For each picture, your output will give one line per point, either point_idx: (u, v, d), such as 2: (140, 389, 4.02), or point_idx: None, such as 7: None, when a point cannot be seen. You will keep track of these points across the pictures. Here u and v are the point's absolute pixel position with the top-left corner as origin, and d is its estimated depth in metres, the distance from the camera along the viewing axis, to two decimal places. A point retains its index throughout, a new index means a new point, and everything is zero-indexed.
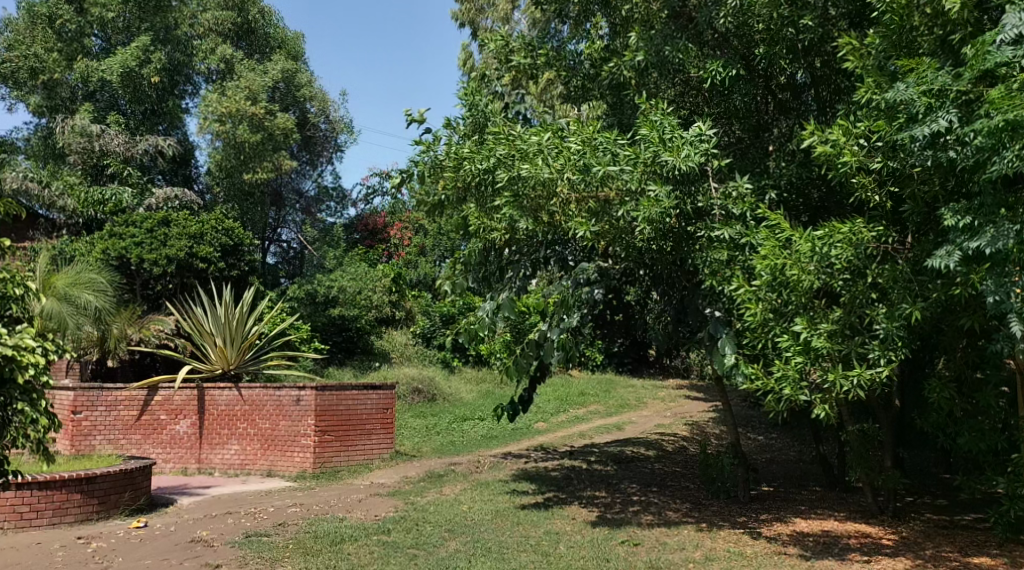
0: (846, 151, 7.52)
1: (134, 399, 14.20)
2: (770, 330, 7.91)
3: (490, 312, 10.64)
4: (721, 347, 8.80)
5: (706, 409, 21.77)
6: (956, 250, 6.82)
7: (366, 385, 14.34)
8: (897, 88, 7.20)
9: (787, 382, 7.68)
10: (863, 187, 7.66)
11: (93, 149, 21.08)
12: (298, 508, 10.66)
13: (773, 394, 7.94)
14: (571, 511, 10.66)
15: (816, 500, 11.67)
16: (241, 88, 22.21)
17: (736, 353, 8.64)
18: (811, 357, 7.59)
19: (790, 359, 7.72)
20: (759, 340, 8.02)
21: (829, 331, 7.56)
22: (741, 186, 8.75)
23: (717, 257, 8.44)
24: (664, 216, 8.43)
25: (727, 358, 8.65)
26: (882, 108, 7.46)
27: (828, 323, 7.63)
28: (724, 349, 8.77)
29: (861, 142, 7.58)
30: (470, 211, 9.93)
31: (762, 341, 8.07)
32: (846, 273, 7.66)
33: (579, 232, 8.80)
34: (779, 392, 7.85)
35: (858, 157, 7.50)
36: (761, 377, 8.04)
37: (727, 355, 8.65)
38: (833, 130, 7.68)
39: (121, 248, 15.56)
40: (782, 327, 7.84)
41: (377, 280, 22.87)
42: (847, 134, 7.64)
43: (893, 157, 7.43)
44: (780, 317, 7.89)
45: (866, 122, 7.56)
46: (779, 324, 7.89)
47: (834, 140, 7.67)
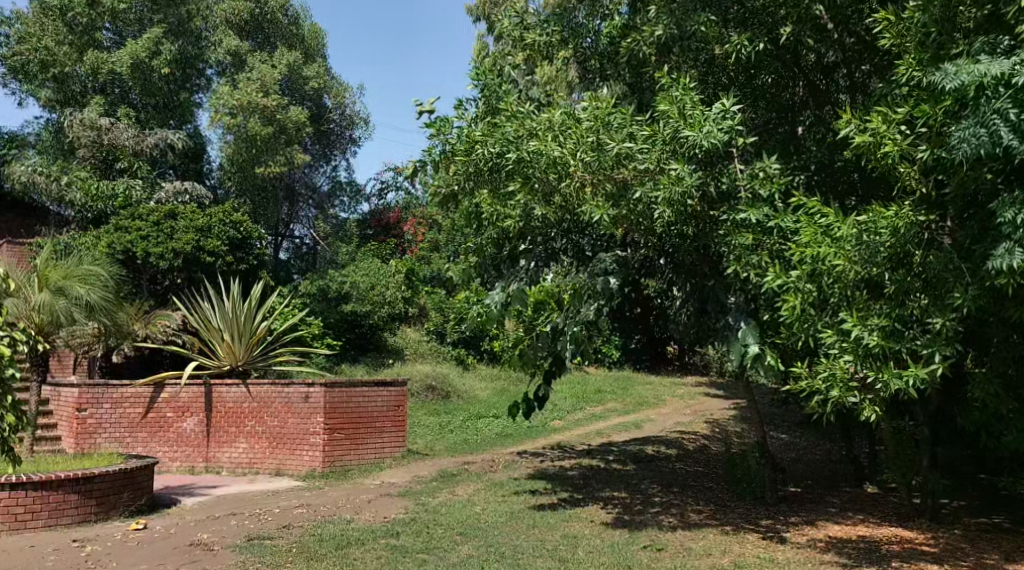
0: (886, 141, 7.15)
1: (140, 396, 13.83)
2: (813, 324, 7.42)
3: (499, 302, 10.14)
4: (741, 336, 8.32)
5: (727, 408, 21.23)
6: (1018, 249, 6.24)
7: (377, 381, 13.93)
8: (944, 69, 6.67)
9: (835, 384, 7.26)
10: (908, 177, 7.21)
11: (102, 142, 20.72)
12: (303, 509, 10.23)
13: (818, 396, 7.45)
14: (590, 513, 10.18)
15: (847, 502, 11.15)
16: (253, 80, 21.83)
17: (758, 344, 8.18)
18: (862, 355, 7.11)
19: (838, 357, 7.29)
20: (799, 336, 7.52)
21: (882, 328, 7.03)
22: (768, 166, 8.20)
23: (740, 242, 7.94)
24: (686, 198, 7.94)
25: (749, 350, 8.16)
26: (925, 88, 6.99)
27: (881, 318, 7.06)
28: (745, 338, 8.28)
29: (903, 129, 7.18)
30: (483, 197, 9.57)
31: (804, 336, 7.54)
32: (890, 257, 7.14)
33: (595, 217, 8.27)
34: (827, 394, 7.36)
35: (900, 146, 7.11)
36: (806, 377, 7.57)
37: (750, 346, 8.18)
38: (873, 118, 7.29)
39: (127, 241, 15.17)
40: (828, 321, 7.38)
41: (391, 276, 22.41)
42: (888, 120, 7.24)
43: (939, 144, 6.95)
44: (824, 310, 7.43)
45: (908, 107, 7.14)
46: (829, 320, 7.38)
47: (873, 129, 7.30)
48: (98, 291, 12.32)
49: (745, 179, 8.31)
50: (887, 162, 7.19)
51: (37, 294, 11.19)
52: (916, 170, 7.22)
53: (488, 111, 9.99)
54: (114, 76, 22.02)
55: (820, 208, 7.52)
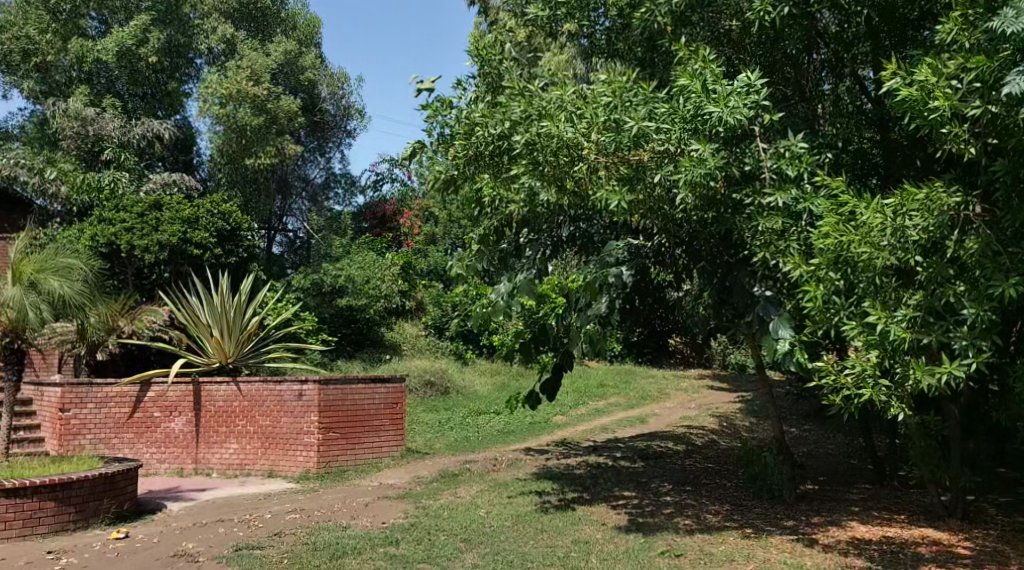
0: (936, 95, 6.31)
1: (126, 396, 13.20)
2: (839, 313, 6.80)
3: (504, 296, 9.34)
4: (772, 330, 7.62)
5: (734, 400, 20.66)
6: None
7: (373, 377, 13.33)
8: (1004, 12, 6.06)
9: (865, 379, 6.59)
10: (956, 138, 6.41)
11: (87, 133, 20.02)
12: (296, 514, 9.62)
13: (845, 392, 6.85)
14: (600, 515, 9.60)
15: (870, 501, 10.59)
16: (243, 68, 21.16)
17: (792, 339, 7.47)
18: (889, 350, 6.48)
19: (866, 352, 6.62)
20: (823, 327, 6.92)
21: (909, 318, 6.40)
22: (794, 144, 7.58)
23: (769, 226, 7.34)
24: (710, 180, 7.28)
25: (780, 345, 7.47)
26: (982, 44, 6.33)
27: (909, 308, 6.43)
28: (777, 333, 7.58)
29: (955, 84, 6.32)
30: (485, 181, 8.95)
31: (828, 327, 6.97)
32: (929, 242, 6.45)
33: (610, 203, 7.63)
34: (854, 389, 6.75)
35: (952, 101, 6.26)
36: (831, 371, 6.91)
37: (780, 342, 7.48)
38: (920, 70, 6.45)
39: (110, 234, 14.54)
40: (853, 311, 6.74)
41: (386, 269, 21.74)
42: (937, 74, 6.40)
43: (994, 101, 6.16)
44: (849, 299, 6.81)
45: (960, 60, 6.36)
46: (855, 309, 6.75)
47: (921, 82, 6.45)
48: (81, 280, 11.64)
49: (769, 157, 7.71)
50: (933, 120, 6.36)
51: (8, 290, 10.66)
52: (967, 133, 6.42)
53: (490, 90, 9.38)
54: (100, 65, 21.38)
55: (851, 200, 6.72)
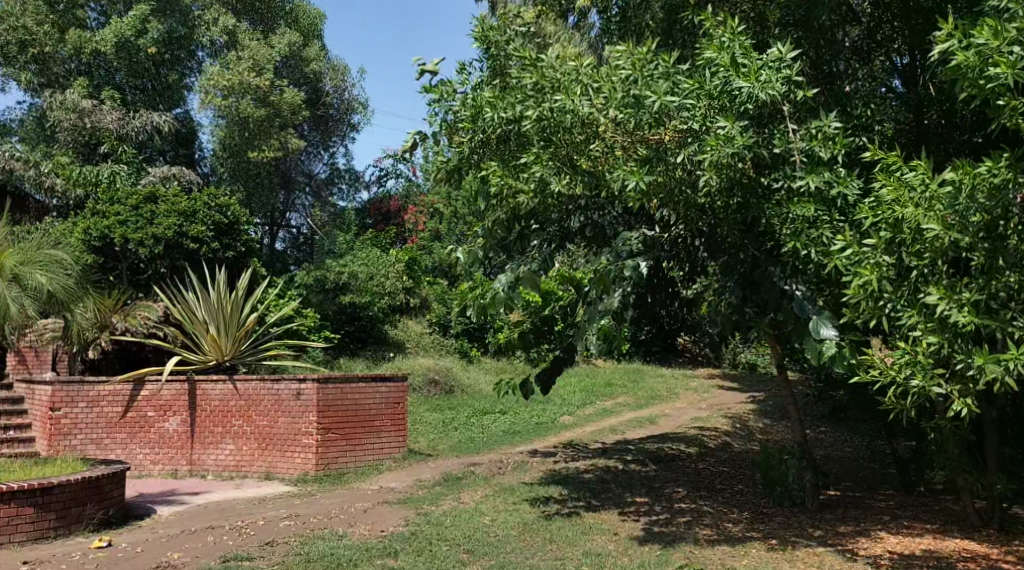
0: (999, 60, 5.74)
1: (118, 395, 12.71)
2: (892, 303, 6.31)
3: (505, 284, 8.74)
4: (815, 329, 7.19)
5: (746, 401, 20.10)
6: None
7: (375, 376, 12.82)
8: None
9: (917, 371, 6.04)
10: (1014, 111, 5.86)
11: (84, 126, 19.51)
12: (291, 521, 9.11)
13: (894, 386, 6.27)
14: (613, 524, 9.10)
15: (896, 509, 10.05)
16: (245, 58, 20.72)
17: (839, 339, 7.08)
18: (949, 336, 5.92)
19: (922, 341, 6.06)
20: (871, 318, 6.40)
21: (973, 303, 5.87)
22: (827, 124, 7.20)
23: (801, 214, 6.97)
24: (737, 160, 6.95)
25: (828, 347, 7.05)
26: None
27: (971, 293, 5.91)
28: (821, 332, 7.16)
29: (1016, 49, 5.75)
30: (492, 167, 8.44)
31: (879, 318, 6.44)
32: (994, 223, 5.94)
33: (630, 183, 7.21)
34: (904, 385, 6.15)
35: (1015, 67, 5.70)
36: (880, 365, 6.36)
37: (827, 343, 7.06)
38: (979, 32, 5.91)
39: (104, 227, 14.04)
40: (909, 298, 6.25)
41: (390, 266, 21.18)
42: (998, 36, 5.84)
43: None
44: (903, 287, 6.34)
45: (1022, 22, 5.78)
46: (912, 296, 6.26)
47: (978, 46, 5.93)
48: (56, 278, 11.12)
49: (800, 139, 7.33)
50: (992, 88, 5.82)
51: None
52: None
53: (497, 74, 8.87)
54: (98, 57, 20.97)
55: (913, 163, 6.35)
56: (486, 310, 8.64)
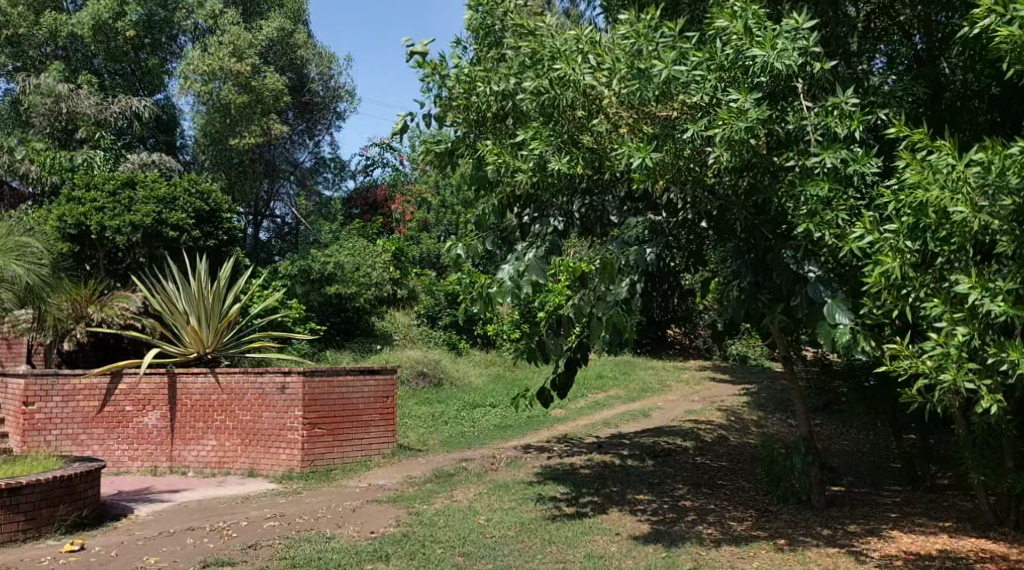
0: None
1: (94, 389, 12.19)
2: (914, 291, 5.88)
3: (513, 275, 8.24)
4: (829, 315, 6.86)
5: (739, 393, 19.74)
6: None
7: (361, 369, 12.32)
8: None
9: (947, 364, 5.63)
10: None
11: (60, 111, 18.86)
12: (273, 523, 8.64)
13: (922, 379, 5.87)
14: (614, 523, 8.70)
15: (905, 506, 9.70)
16: (225, 43, 20.14)
17: (853, 324, 6.74)
18: (981, 327, 5.55)
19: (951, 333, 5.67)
20: (896, 308, 6.03)
21: (1009, 293, 5.37)
22: (844, 101, 6.79)
23: (816, 192, 6.57)
24: (752, 135, 6.58)
25: (842, 333, 6.72)
26: None
27: (1005, 281, 5.45)
28: (836, 317, 6.82)
29: None
30: (488, 146, 7.97)
31: (902, 307, 6.03)
32: None
33: (635, 160, 6.87)
34: (935, 378, 5.73)
35: None
36: (907, 356, 5.96)
37: (841, 328, 6.73)
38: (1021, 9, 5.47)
39: (79, 215, 13.50)
40: (933, 286, 5.82)
41: (377, 256, 20.66)
42: None
43: None
44: (928, 274, 5.91)
45: None
46: (937, 285, 5.82)
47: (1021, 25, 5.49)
48: (24, 264, 10.58)
49: (815, 116, 6.95)
50: None
51: None
52: None
53: (495, 52, 8.44)
54: (73, 40, 20.39)
55: (939, 144, 5.88)
56: (494, 302, 8.11)
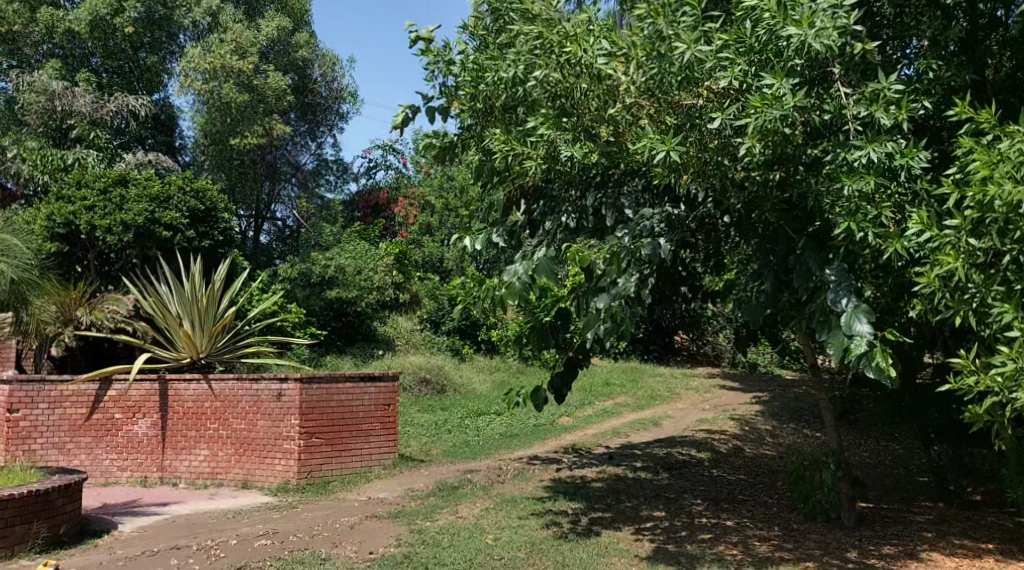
0: None
1: (83, 395, 11.62)
2: (981, 296, 5.37)
3: (520, 273, 7.61)
4: (846, 324, 6.06)
5: (751, 402, 19.13)
6: None
7: (362, 375, 11.75)
8: None
9: (1019, 378, 5.12)
10: None
11: (54, 108, 18.16)
12: (265, 541, 8.06)
13: (993, 395, 5.32)
14: (630, 543, 8.11)
15: (940, 525, 9.11)
16: (226, 42, 19.59)
17: (872, 338, 5.94)
18: None
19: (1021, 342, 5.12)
20: (958, 315, 5.49)
21: None
22: (887, 87, 6.18)
23: (857, 189, 5.90)
24: (788, 125, 5.97)
25: (858, 344, 5.93)
26: None
27: None
28: (853, 327, 6.02)
29: None
30: (495, 136, 7.34)
31: (965, 313, 5.51)
32: None
33: (658, 152, 6.28)
34: (1009, 394, 5.21)
35: None
36: (976, 372, 5.41)
37: (858, 340, 5.94)
38: None
39: (69, 213, 12.96)
40: (1002, 291, 5.31)
41: (379, 259, 20.07)
42: None
43: None
44: (997, 277, 5.39)
45: None
46: (1007, 289, 5.29)
47: None
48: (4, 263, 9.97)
49: (856, 104, 6.33)
50: None
51: None
52: None
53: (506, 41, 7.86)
54: (71, 36, 19.86)
55: (1013, 130, 5.37)
56: (501, 304, 7.48)
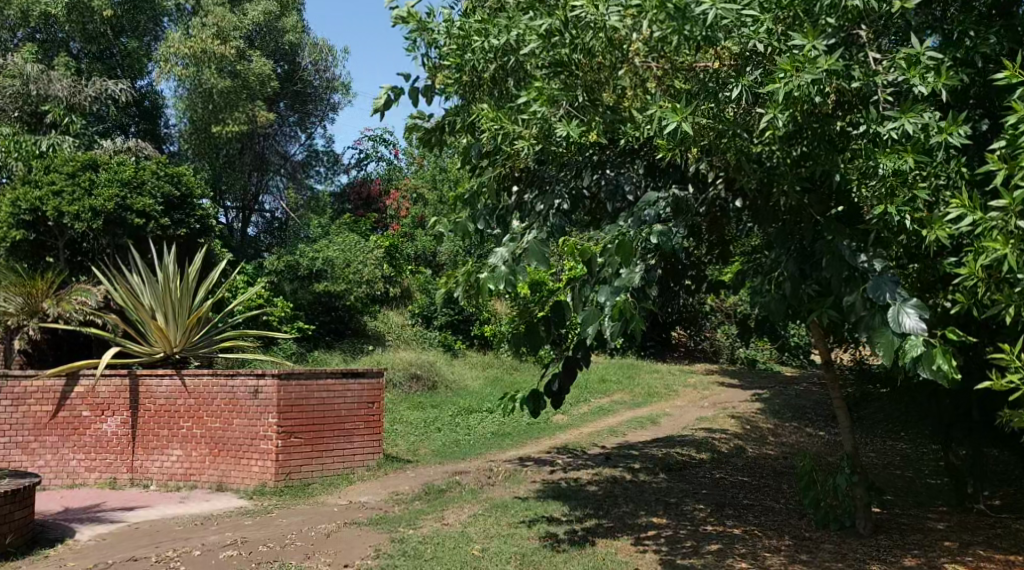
0: None
1: (48, 392, 10.94)
2: None
3: (506, 262, 6.85)
4: (895, 321, 5.35)
5: (752, 399, 18.48)
6: None
7: (344, 371, 11.06)
8: None
9: None
10: None
11: (29, 93, 17.29)
12: (232, 552, 7.41)
13: None
14: (629, 555, 7.46)
15: (959, 533, 8.49)
16: (209, 25, 18.85)
17: (928, 336, 5.25)
18: None
19: None
20: (1005, 309, 4.80)
21: None
22: (922, 52, 5.50)
23: (893, 168, 5.25)
24: (817, 94, 5.32)
25: (914, 345, 5.22)
26: None
27: None
28: (904, 325, 5.31)
29: None
30: (483, 110, 6.66)
31: (1015, 309, 4.82)
32: None
33: (670, 124, 5.62)
34: None
35: None
36: None
37: (914, 341, 5.23)
38: None
39: (35, 199, 12.30)
40: None
41: (370, 251, 19.32)
42: None
43: None
44: None
45: None
46: None
47: None
48: None
49: (887, 69, 5.72)
50: None
51: None
52: None
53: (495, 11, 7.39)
54: (48, 18, 19.06)
55: None
56: (482, 287, 6.70)
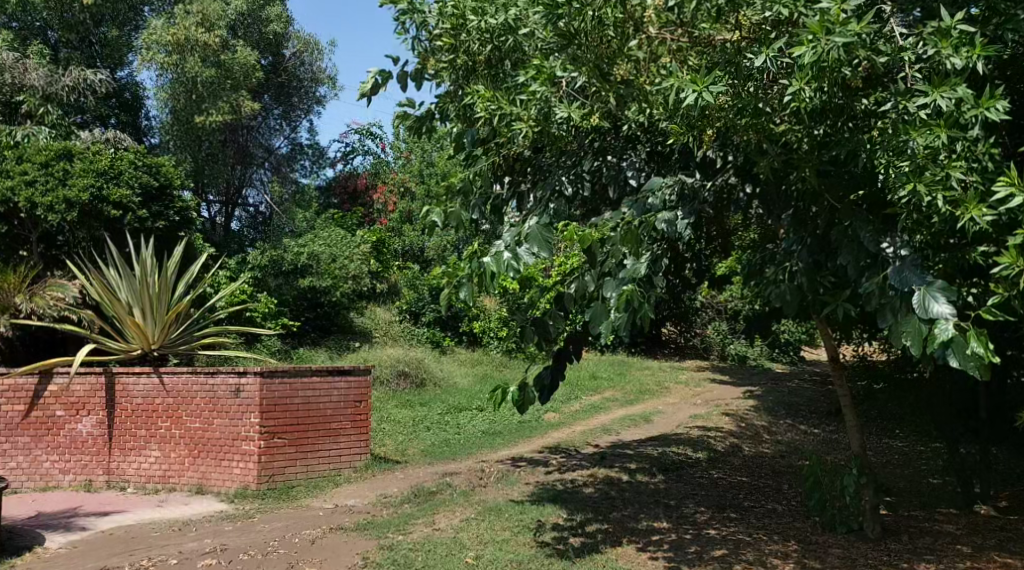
0: None
1: (20, 390, 10.47)
2: None
3: (507, 251, 6.42)
4: (921, 306, 4.96)
5: (746, 396, 18.17)
6: None
7: (330, 369, 10.64)
8: None
9: None
10: None
11: (4, 82, 16.73)
12: (211, 561, 7.00)
13: None
14: (630, 562, 7.09)
15: (971, 536, 8.17)
16: (192, 13, 18.36)
17: (956, 320, 4.83)
18: None
19: None
20: None
21: None
22: (955, 23, 5.18)
23: (923, 145, 4.95)
24: (842, 67, 5.03)
25: (942, 329, 4.80)
26: None
27: None
28: (931, 310, 4.91)
29: None
30: (479, 91, 6.26)
31: None
32: None
33: (686, 98, 5.29)
34: None
35: None
36: None
37: (943, 324, 4.81)
38: None
39: (6, 189, 11.84)
40: None
41: (356, 246, 18.88)
42: None
43: None
44: None
45: None
46: None
47: None
48: None
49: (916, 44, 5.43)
50: None
51: None
52: None
53: None
54: (24, 6, 18.49)
55: None
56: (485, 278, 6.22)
